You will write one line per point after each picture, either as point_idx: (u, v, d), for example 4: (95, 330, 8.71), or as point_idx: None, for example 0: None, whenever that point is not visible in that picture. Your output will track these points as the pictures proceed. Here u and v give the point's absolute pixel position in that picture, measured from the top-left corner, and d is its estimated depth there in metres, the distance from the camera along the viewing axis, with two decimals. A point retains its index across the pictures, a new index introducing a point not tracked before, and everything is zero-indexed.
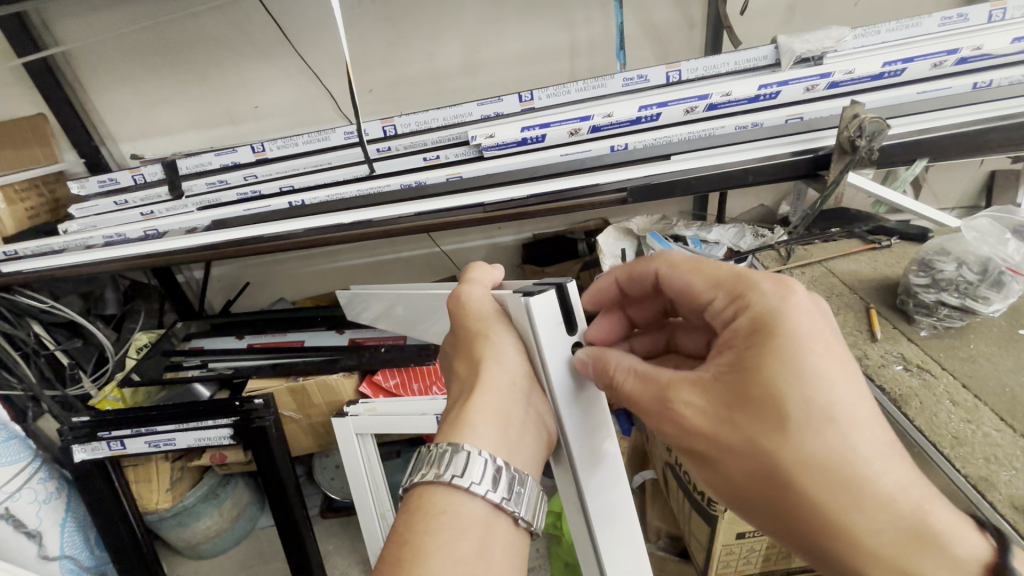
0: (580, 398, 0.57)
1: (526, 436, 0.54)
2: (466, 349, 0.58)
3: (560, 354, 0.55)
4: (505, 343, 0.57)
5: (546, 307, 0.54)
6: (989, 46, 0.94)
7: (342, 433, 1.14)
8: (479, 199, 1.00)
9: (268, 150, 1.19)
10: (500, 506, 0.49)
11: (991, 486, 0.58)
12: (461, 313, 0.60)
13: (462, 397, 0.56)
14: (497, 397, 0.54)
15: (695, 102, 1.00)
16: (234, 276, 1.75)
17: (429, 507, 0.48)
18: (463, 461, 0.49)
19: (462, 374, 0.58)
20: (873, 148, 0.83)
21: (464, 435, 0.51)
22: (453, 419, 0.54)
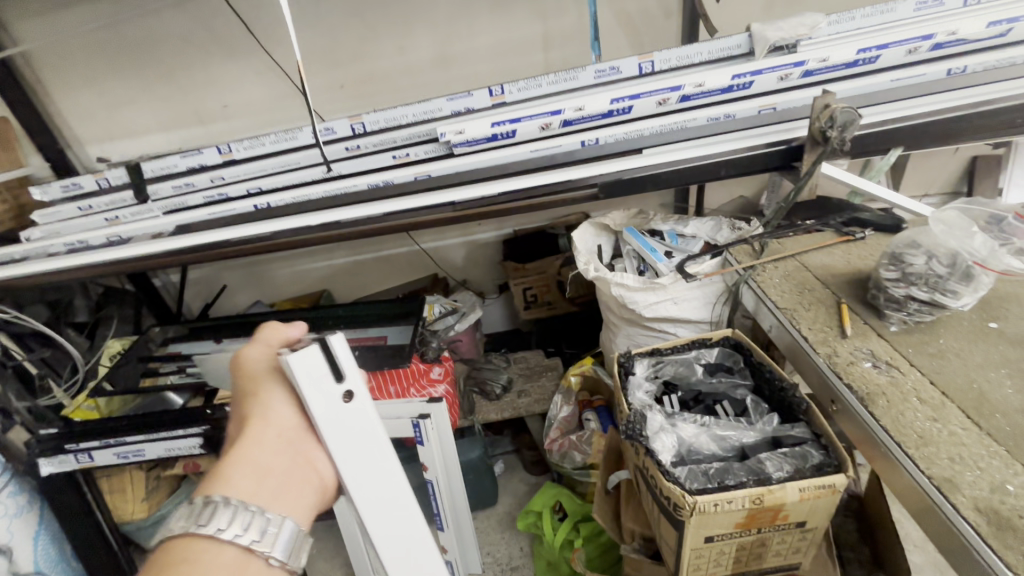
0: (360, 447, 0.54)
1: (292, 486, 0.54)
2: (240, 404, 0.58)
3: (332, 408, 0.52)
4: (278, 402, 0.56)
5: (309, 361, 0.51)
6: (963, 32, 0.92)
7: None
8: (448, 198, 0.98)
9: (234, 151, 1.15)
10: (252, 549, 0.48)
11: (955, 488, 0.57)
12: (237, 372, 0.60)
13: (226, 450, 0.56)
14: (262, 452, 0.53)
15: (667, 93, 0.98)
16: (212, 279, 1.73)
17: (173, 558, 0.46)
18: (209, 513, 0.48)
19: (231, 433, 0.58)
20: (845, 139, 0.81)
21: (215, 488, 0.50)
22: (211, 473, 0.53)
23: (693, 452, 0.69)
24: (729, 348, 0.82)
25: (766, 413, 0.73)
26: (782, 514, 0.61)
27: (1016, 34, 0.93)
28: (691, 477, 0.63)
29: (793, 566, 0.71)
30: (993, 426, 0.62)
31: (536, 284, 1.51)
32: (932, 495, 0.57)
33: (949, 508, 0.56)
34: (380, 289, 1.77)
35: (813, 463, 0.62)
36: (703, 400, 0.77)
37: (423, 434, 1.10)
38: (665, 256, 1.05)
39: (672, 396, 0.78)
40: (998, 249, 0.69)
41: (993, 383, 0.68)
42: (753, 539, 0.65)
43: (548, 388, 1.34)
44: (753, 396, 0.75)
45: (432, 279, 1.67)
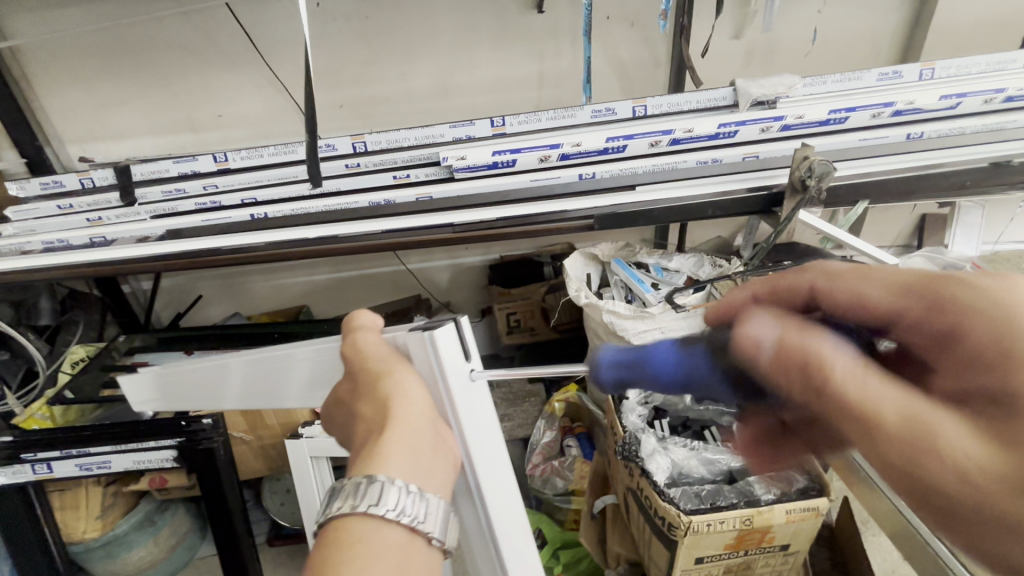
0: (478, 426, 0.59)
1: (437, 463, 0.51)
2: (367, 390, 0.54)
3: (463, 384, 0.58)
4: (410, 378, 0.54)
5: (448, 341, 0.57)
6: (920, 101, 1.03)
7: (294, 458, 1.08)
8: (448, 220, 1.00)
9: (230, 160, 1.15)
10: (417, 531, 0.44)
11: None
12: (358, 358, 0.57)
13: (370, 438, 0.50)
14: (411, 431, 0.50)
15: (659, 136, 1.05)
16: (186, 288, 1.67)
17: (343, 538, 0.43)
18: (378, 491, 0.44)
19: (365, 418, 0.52)
20: (821, 188, 0.89)
21: (376, 466, 0.46)
22: (364, 453, 0.48)
23: (684, 475, 0.71)
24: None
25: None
26: (769, 535, 0.65)
27: (964, 107, 1.05)
28: (685, 498, 0.66)
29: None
30: None
31: (521, 309, 1.55)
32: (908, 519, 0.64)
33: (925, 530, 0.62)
34: (361, 307, 1.75)
35: (798, 487, 0.66)
36: (691, 426, 0.80)
37: None
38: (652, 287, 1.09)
39: (663, 421, 0.80)
40: (960, 293, 0.78)
41: None
42: (741, 561, 0.68)
43: (530, 413, 1.34)
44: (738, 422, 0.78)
45: (415, 300, 1.67)
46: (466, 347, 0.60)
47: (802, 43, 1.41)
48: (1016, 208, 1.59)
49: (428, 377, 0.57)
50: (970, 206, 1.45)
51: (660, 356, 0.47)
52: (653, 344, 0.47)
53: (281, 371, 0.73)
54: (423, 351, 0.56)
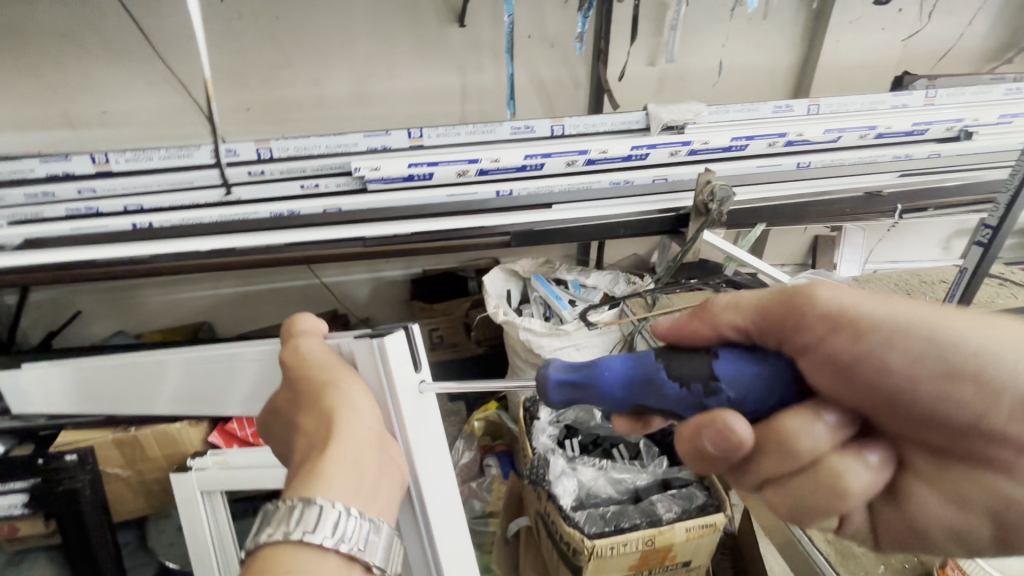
0: (423, 437, 0.60)
1: (380, 479, 0.51)
2: (310, 405, 0.53)
3: (409, 394, 0.59)
4: (356, 392, 0.55)
5: (399, 350, 0.58)
6: (808, 134, 1.13)
7: (181, 493, 0.96)
8: (359, 233, 0.96)
9: (112, 162, 1.04)
10: (353, 557, 0.43)
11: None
12: (305, 370, 0.58)
13: (313, 455, 0.49)
14: (354, 448, 0.49)
15: (575, 155, 1.06)
16: (63, 303, 1.48)
17: (274, 567, 0.41)
18: (315, 515, 0.43)
19: (308, 434, 0.52)
20: (722, 212, 0.95)
21: (316, 486, 0.45)
22: (305, 473, 0.47)
23: (592, 495, 0.70)
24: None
25: (657, 456, 0.77)
26: (671, 553, 0.65)
27: (845, 141, 1.16)
28: (590, 521, 0.65)
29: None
30: None
31: (444, 324, 1.51)
32: (795, 531, 0.64)
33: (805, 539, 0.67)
34: (272, 322, 1.64)
35: (697, 504, 0.66)
36: (601, 443, 0.79)
37: None
38: (569, 303, 1.11)
39: (574, 440, 0.79)
40: None
41: None
42: None
43: (451, 432, 1.31)
44: (646, 440, 0.78)
45: (332, 315, 1.59)
46: (417, 357, 0.61)
47: (708, 73, 1.50)
48: (889, 231, 1.79)
49: (376, 388, 0.58)
50: (854, 229, 1.61)
51: (613, 374, 0.41)
52: (605, 361, 0.42)
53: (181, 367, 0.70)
54: (372, 361, 0.57)
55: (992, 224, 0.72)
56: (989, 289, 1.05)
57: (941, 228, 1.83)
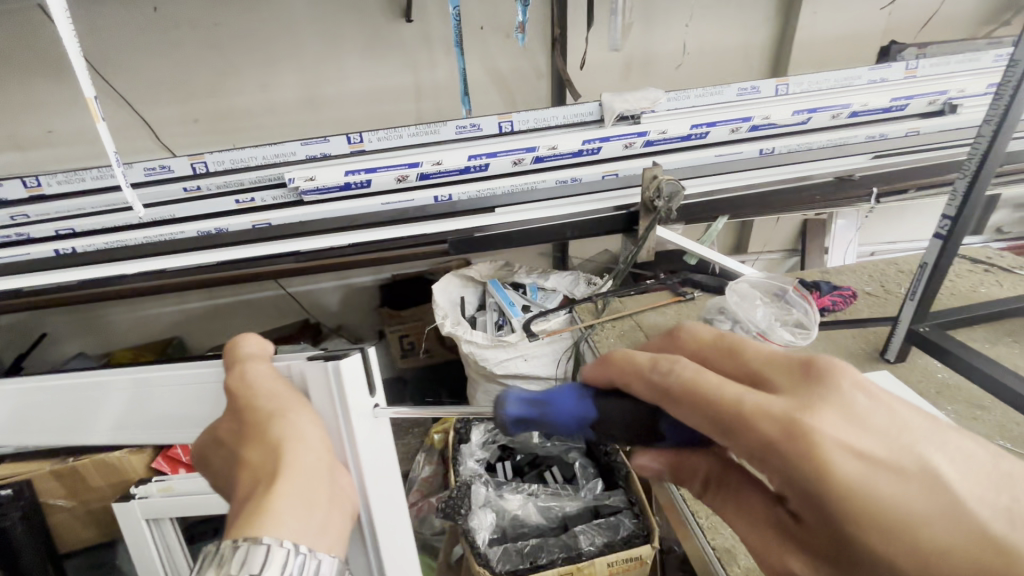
0: (380, 475, 0.49)
1: (335, 522, 0.39)
2: (248, 433, 0.40)
3: (366, 422, 0.47)
4: (307, 420, 0.42)
5: (354, 371, 0.46)
6: (775, 117, 1.05)
7: (124, 522, 0.95)
8: (291, 248, 0.92)
9: (44, 186, 1.01)
10: None
11: (733, 559, 0.56)
12: (248, 392, 0.44)
13: (252, 493, 0.36)
14: (310, 481, 0.38)
15: (522, 154, 1.00)
16: (29, 325, 1.48)
17: None
18: (262, 558, 0.32)
19: (247, 467, 0.39)
20: (672, 208, 0.89)
21: (260, 525, 0.34)
22: (245, 511, 0.35)
23: (519, 523, 0.76)
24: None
25: (592, 476, 0.82)
26: None
27: (815, 123, 1.08)
28: (504, 558, 0.70)
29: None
30: None
31: (413, 331, 1.47)
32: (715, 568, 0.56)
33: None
34: (242, 335, 1.61)
35: (623, 535, 0.70)
36: (537, 465, 0.86)
37: None
38: (523, 310, 1.06)
39: (505, 463, 0.86)
40: (775, 322, 0.70)
41: None
42: None
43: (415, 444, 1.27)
44: (580, 460, 0.84)
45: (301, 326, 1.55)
46: (375, 376, 0.50)
47: (676, 55, 1.42)
48: (881, 213, 1.70)
49: (327, 416, 0.46)
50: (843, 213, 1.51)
51: (564, 401, 0.39)
52: (558, 387, 0.40)
53: (59, 402, 0.63)
54: (324, 381, 0.45)
55: (951, 214, 0.64)
56: (973, 277, 0.97)
57: (938, 206, 1.72)
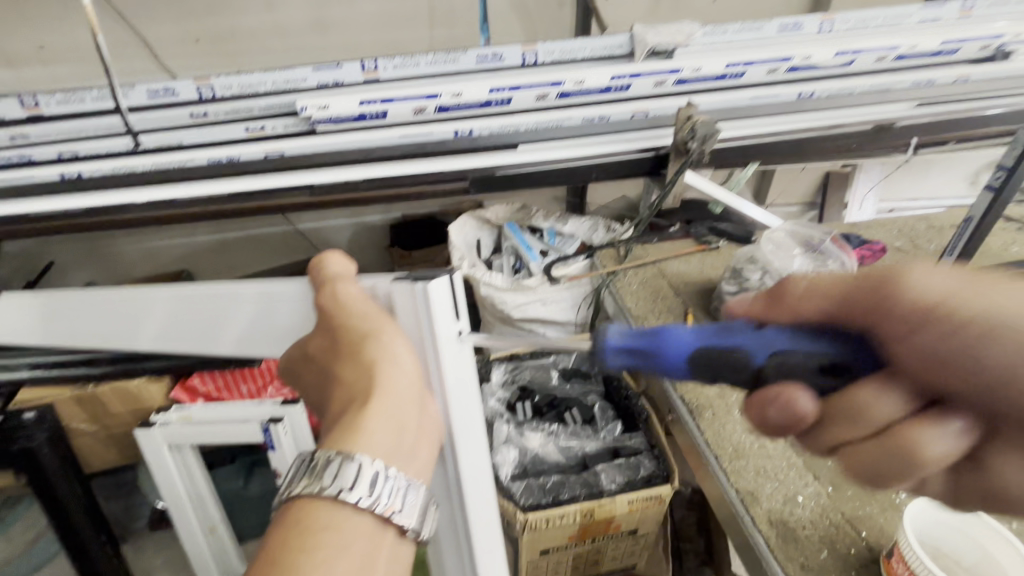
0: (464, 401, 0.50)
1: (419, 446, 0.44)
2: (346, 353, 0.45)
3: (450, 348, 0.48)
4: (400, 344, 0.46)
5: (439, 297, 0.47)
6: (816, 57, 0.99)
7: (147, 447, 0.97)
8: (306, 181, 0.89)
9: (43, 105, 0.96)
10: (389, 520, 0.38)
11: (755, 501, 0.66)
12: (342, 315, 0.47)
13: (348, 409, 0.42)
14: (398, 404, 0.42)
15: (547, 88, 0.95)
16: (35, 254, 1.46)
17: (307, 522, 0.37)
18: (354, 472, 0.37)
19: (344, 385, 0.44)
20: (705, 152, 0.84)
21: (355, 441, 0.39)
22: (342, 423, 0.41)
23: (540, 460, 0.80)
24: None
25: (612, 419, 0.86)
26: (614, 522, 0.76)
27: (858, 65, 1.01)
28: (528, 493, 0.75)
29: (630, 566, 0.89)
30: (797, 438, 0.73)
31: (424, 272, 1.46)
32: (737, 507, 0.65)
33: (747, 521, 0.64)
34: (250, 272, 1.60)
35: (643, 474, 0.76)
36: (557, 406, 0.88)
37: (274, 440, 0.96)
38: (541, 255, 1.05)
39: (527, 403, 0.89)
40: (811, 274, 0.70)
41: None
42: (585, 550, 0.80)
43: None
44: (600, 404, 0.88)
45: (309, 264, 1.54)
46: (461, 302, 0.50)
47: None
48: (905, 167, 1.63)
49: (414, 338, 0.48)
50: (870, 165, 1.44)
51: (675, 340, 0.40)
52: (665, 326, 0.41)
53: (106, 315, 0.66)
54: (411, 304, 0.47)
55: (1009, 166, 0.61)
56: (1006, 235, 0.95)
57: (966, 162, 1.66)
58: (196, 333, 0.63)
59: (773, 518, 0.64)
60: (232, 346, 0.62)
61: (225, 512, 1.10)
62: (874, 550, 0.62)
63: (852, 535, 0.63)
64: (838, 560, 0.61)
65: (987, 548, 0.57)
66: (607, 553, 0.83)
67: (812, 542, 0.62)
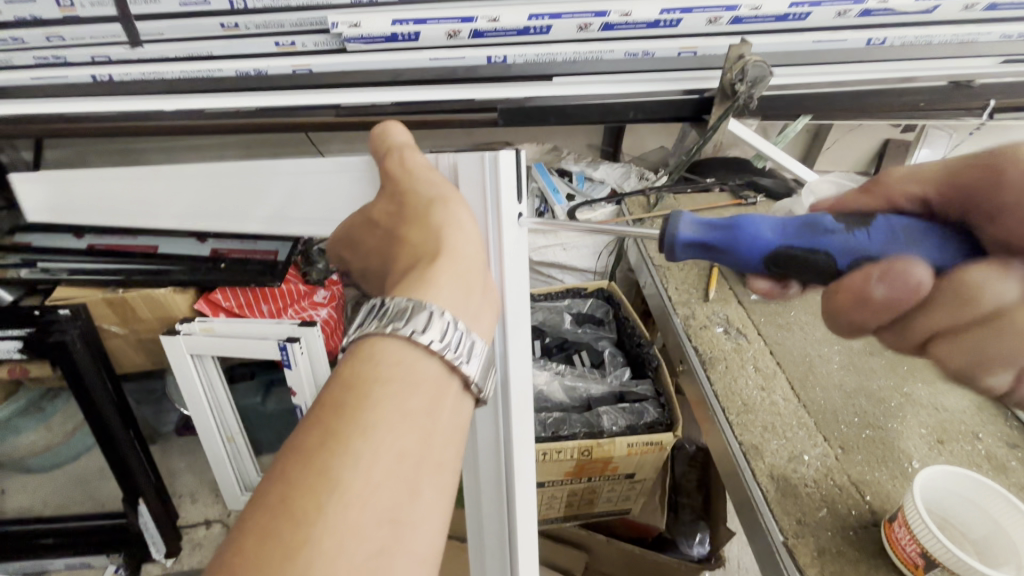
0: (516, 283, 0.53)
1: (487, 310, 0.43)
2: (414, 215, 0.45)
3: (512, 228, 0.50)
4: (465, 214, 0.46)
5: (503, 172, 0.48)
6: (894, 0, 0.86)
7: (172, 354, 1.02)
8: (333, 100, 0.87)
9: (76, 5, 0.87)
10: (457, 370, 0.38)
11: (758, 454, 0.66)
12: (410, 180, 0.47)
13: (415, 265, 0.42)
14: (467, 264, 0.42)
15: (590, 18, 0.85)
16: (75, 164, 1.50)
17: (377, 359, 0.36)
18: (426, 319, 0.37)
19: (412, 245, 0.44)
20: (753, 95, 0.79)
21: (422, 288, 0.39)
22: (410, 276, 0.41)
23: (544, 397, 0.82)
24: (600, 300, 0.95)
25: (620, 365, 0.87)
26: (611, 464, 0.76)
27: (941, 12, 0.88)
28: (531, 425, 0.76)
29: (624, 512, 0.90)
30: (809, 399, 0.72)
31: None
32: (738, 461, 0.65)
33: (747, 473, 0.64)
34: None
35: (646, 421, 0.76)
36: (566, 348, 0.90)
37: (292, 358, 1.00)
38: (567, 198, 1.01)
39: (538, 342, 0.90)
40: None
41: (823, 357, 0.79)
42: (580, 489, 0.81)
43: None
44: (611, 349, 0.88)
45: None
46: (523, 182, 0.51)
47: None
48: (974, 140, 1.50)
49: (477, 211, 0.50)
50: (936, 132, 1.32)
51: (751, 230, 0.38)
52: (742, 217, 0.38)
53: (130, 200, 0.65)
54: (477, 176, 0.49)
55: None
56: None
57: None
58: (220, 220, 0.63)
59: (782, 477, 0.63)
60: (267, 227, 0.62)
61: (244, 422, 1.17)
62: (876, 514, 0.60)
63: (855, 497, 0.62)
64: (836, 520, 0.60)
65: (1002, 525, 0.55)
66: (602, 495, 0.84)
67: (812, 500, 0.62)
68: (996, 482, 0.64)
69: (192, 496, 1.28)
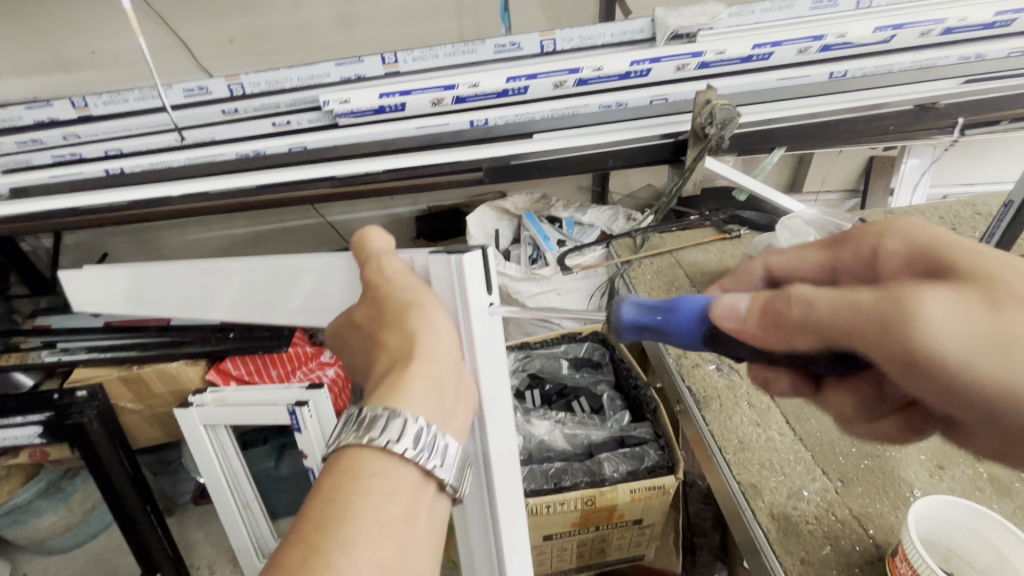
0: (496, 368, 0.54)
1: (458, 410, 0.45)
2: (388, 319, 0.47)
3: (483, 318, 0.51)
4: (436, 314, 0.47)
5: (476, 269, 0.50)
6: (852, 35, 0.92)
7: (185, 426, 1.04)
8: (328, 172, 0.91)
9: (91, 106, 1.03)
10: (431, 475, 0.39)
11: (757, 493, 0.66)
12: (387, 285, 0.49)
13: (390, 372, 0.43)
14: (439, 368, 0.43)
15: (564, 75, 0.94)
16: (93, 245, 1.58)
17: (356, 471, 0.38)
18: (399, 427, 0.38)
19: (386, 350, 0.45)
20: (723, 137, 0.82)
21: (397, 399, 0.40)
22: (385, 380, 0.43)
23: (545, 446, 0.83)
24: (596, 343, 0.98)
25: (619, 409, 0.88)
26: (617, 512, 0.75)
27: (899, 41, 0.94)
28: (532, 478, 0.76)
29: (640, 556, 0.88)
30: (805, 431, 0.73)
31: None
32: (737, 500, 0.65)
33: (747, 515, 0.64)
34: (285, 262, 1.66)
35: (647, 465, 0.76)
36: (566, 394, 0.92)
37: (299, 421, 1.01)
38: (558, 244, 1.05)
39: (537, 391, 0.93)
40: None
41: None
42: (590, 538, 0.80)
43: None
44: (609, 393, 0.90)
45: None
46: (491, 276, 0.53)
47: None
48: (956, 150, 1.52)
49: (450, 308, 0.51)
50: None
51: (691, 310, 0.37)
52: (681, 297, 0.38)
53: (149, 283, 0.71)
54: (447, 274, 0.50)
55: None
56: None
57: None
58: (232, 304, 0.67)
59: (789, 522, 0.63)
60: (264, 308, 0.65)
61: (258, 489, 1.17)
62: (881, 548, 0.60)
63: (858, 531, 0.61)
64: (840, 558, 0.59)
65: (1003, 551, 0.53)
66: (614, 542, 0.83)
67: (814, 538, 0.61)
68: (1003, 506, 0.64)
69: (209, 568, 1.27)
